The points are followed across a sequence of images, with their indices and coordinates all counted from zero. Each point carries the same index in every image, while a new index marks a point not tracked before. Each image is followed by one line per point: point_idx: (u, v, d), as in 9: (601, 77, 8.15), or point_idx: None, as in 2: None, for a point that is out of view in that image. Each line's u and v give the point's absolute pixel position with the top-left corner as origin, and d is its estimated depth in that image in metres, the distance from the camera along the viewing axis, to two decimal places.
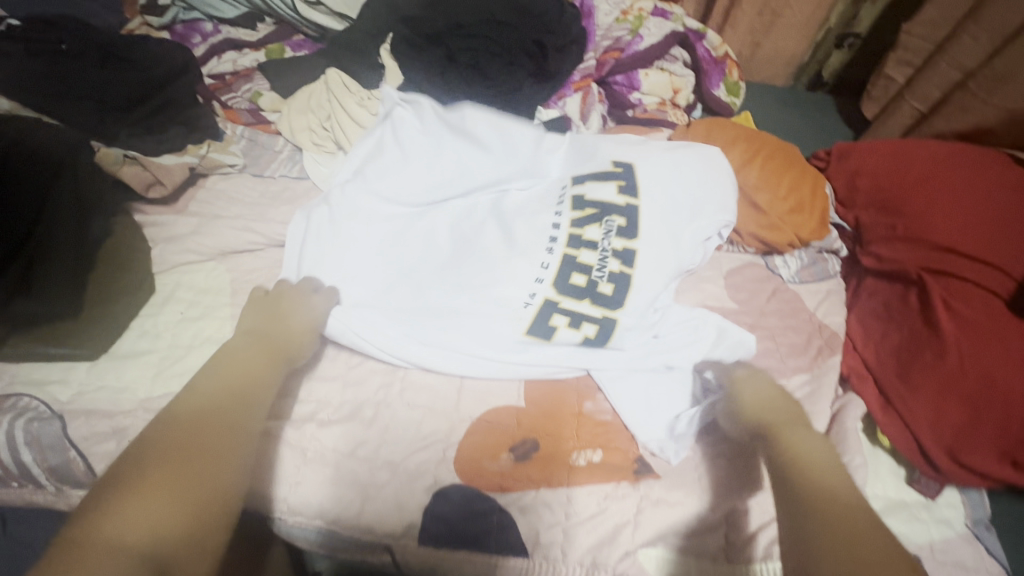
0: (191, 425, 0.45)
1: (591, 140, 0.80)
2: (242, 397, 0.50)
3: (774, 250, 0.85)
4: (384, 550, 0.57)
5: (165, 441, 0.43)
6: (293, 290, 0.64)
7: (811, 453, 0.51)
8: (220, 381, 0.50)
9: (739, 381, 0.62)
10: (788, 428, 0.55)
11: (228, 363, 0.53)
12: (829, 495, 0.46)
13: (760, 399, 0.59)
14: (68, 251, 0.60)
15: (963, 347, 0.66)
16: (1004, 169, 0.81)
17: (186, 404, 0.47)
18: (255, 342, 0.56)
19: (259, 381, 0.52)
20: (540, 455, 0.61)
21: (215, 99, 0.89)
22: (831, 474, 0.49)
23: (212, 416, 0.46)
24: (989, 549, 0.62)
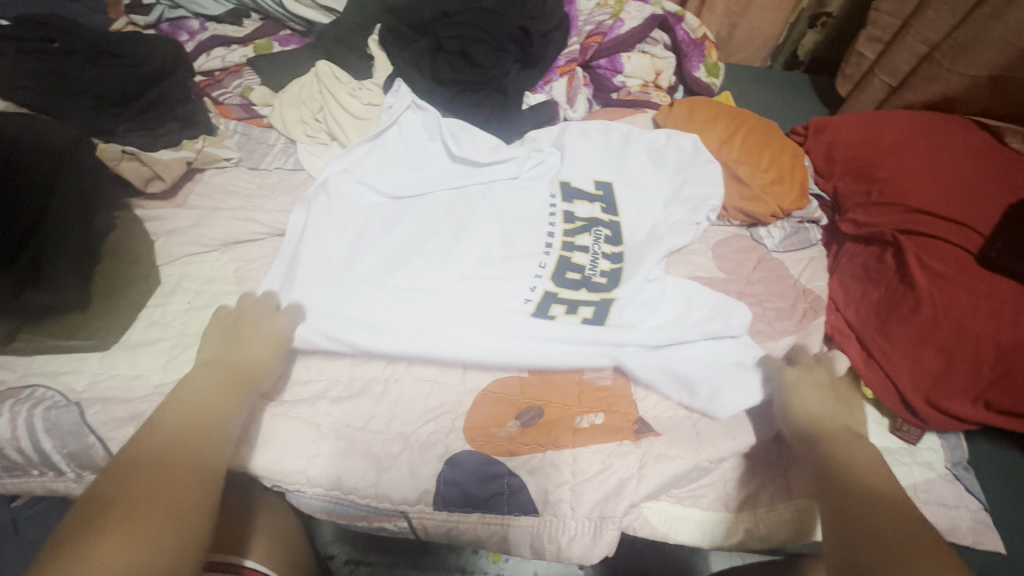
0: (150, 469, 0.46)
1: (577, 148, 0.90)
2: (203, 428, 0.52)
3: (758, 222, 0.88)
4: (400, 516, 0.59)
5: (124, 487, 0.45)
6: (248, 318, 0.64)
7: (862, 464, 0.51)
8: (180, 417, 0.52)
9: (793, 384, 0.62)
10: (838, 434, 0.55)
11: (192, 391, 0.54)
12: (874, 494, 0.47)
13: (820, 399, 0.60)
14: (77, 244, 0.63)
15: (935, 296, 0.67)
16: (967, 135, 0.86)
17: (147, 444, 0.49)
18: (212, 372, 0.57)
19: (222, 412, 0.54)
20: (544, 421, 0.64)
21: (207, 96, 0.92)
22: (886, 489, 0.48)
23: (173, 452, 0.48)
24: (969, 488, 0.64)
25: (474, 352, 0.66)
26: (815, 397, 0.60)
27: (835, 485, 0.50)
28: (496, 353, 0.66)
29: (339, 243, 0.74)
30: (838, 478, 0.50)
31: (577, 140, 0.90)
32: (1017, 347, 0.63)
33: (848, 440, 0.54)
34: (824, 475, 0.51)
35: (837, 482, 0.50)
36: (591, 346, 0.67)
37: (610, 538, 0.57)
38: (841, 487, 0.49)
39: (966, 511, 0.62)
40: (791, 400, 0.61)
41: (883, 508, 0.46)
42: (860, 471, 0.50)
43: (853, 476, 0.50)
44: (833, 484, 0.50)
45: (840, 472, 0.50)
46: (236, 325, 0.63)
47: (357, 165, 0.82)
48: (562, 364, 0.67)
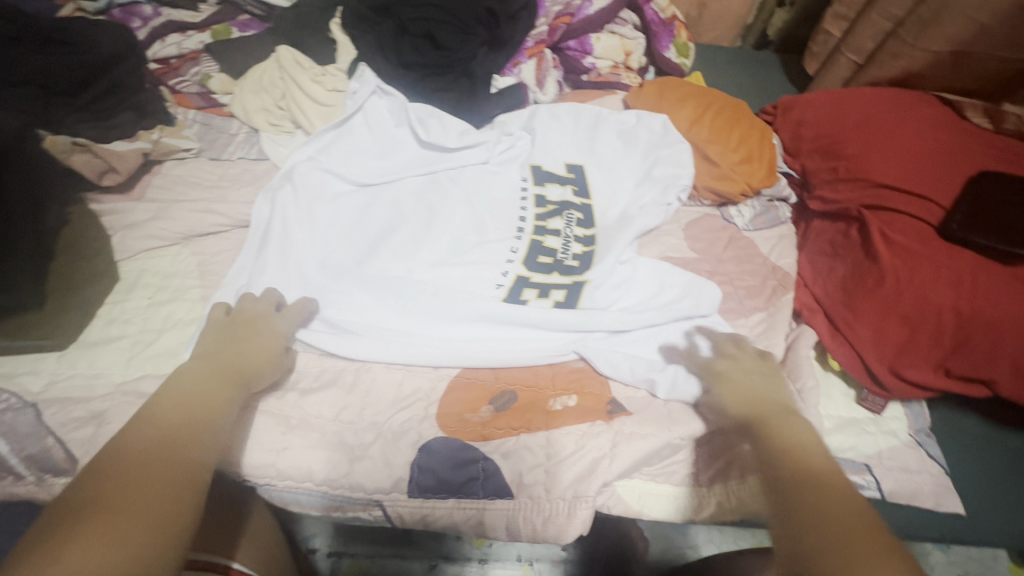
0: (137, 465, 0.43)
1: (547, 131, 0.89)
2: (193, 421, 0.48)
3: (728, 201, 0.89)
4: (375, 505, 0.58)
5: (105, 485, 0.41)
6: (245, 322, 0.61)
7: (810, 456, 0.48)
8: (169, 409, 0.48)
9: (721, 372, 0.62)
10: (776, 417, 0.54)
11: (187, 382, 0.51)
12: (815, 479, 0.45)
13: (748, 376, 0.61)
14: (26, 242, 0.60)
15: (897, 268, 0.68)
16: (930, 110, 0.87)
17: (132, 439, 0.45)
18: (207, 368, 0.54)
19: (214, 404, 0.50)
20: (518, 405, 0.63)
21: (163, 84, 0.89)
22: (839, 491, 0.44)
23: (161, 443, 0.45)
24: (930, 454, 0.67)
25: (442, 356, 0.65)
26: (745, 377, 0.61)
27: (785, 488, 0.45)
28: (467, 350, 0.66)
29: (307, 234, 0.73)
30: (787, 480, 0.46)
31: (547, 123, 0.90)
32: (975, 316, 0.64)
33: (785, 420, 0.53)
34: (774, 478, 0.47)
35: (788, 484, 0.45)
36: (564, 334, 0.68)
37: (584, 517, 0.57)
38: (792, 490, 0.45)
39: (927, 476, 0.65)
40: (718, 390, 0.60)
41: (835, 514, 0.42)
42: (812, 473, 0.46)
43: (805, 479, 0.45)
44: (782, 487, 0.46)
45: (789, 473, 0.46)
46: (234, 326, 0.60)
47: (323, 153, 0.81)
48: (530, 361, 0.67)
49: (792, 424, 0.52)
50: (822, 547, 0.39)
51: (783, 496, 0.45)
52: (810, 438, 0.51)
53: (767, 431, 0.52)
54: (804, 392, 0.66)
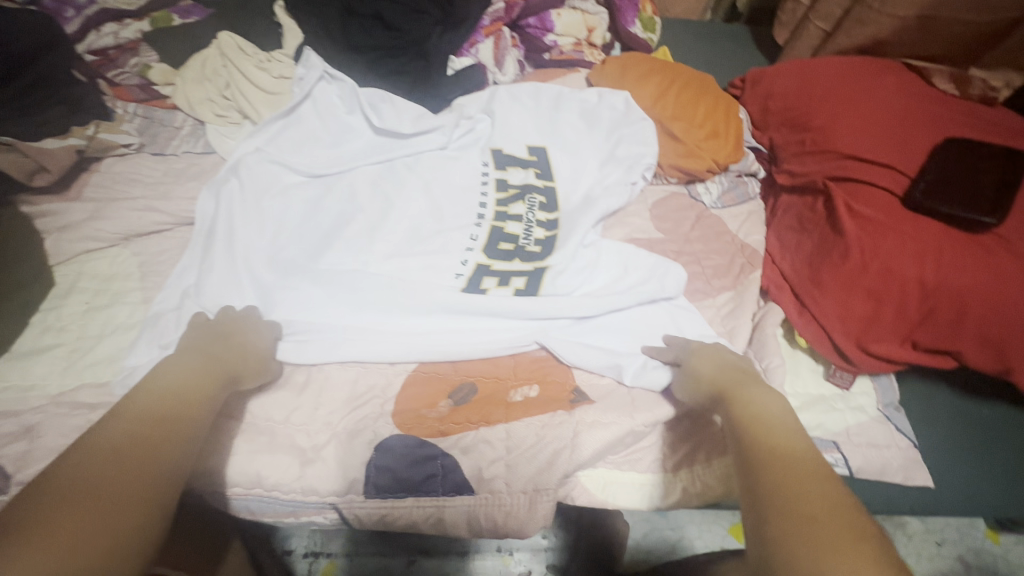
0: (109, 465, 0.41)
1: (505, 112, 0.86)
2: (169, 423, 0.46)
3: (696, 178, 0.87)
4: (330, 508, 0.56)
5: (72, 484, 0.39)
6: (232, 328, 0.59)
7: (782, 429, 0.47)
8: (143, 407, 0.46)
9: (697, 352, 0.61)
10: (750, 389, 0.54)
11: (166, 382, 0.49)
12: (784, 452, 0.44)
13: (718, 365, 0.58)
14: None
15: (863, 241, 0.67)
16: (897, 78, 0.85)
17: (105, 437, 0.43)
18: (191, 368, 0.52)
19: (191, 406, 0.49)
20: (478, 398, 0.61)
21: (100, 77, 0.83)
22: (816, 474, 0.42)
23: (134, 444, 0.43)
24: (899, 428, 0.66)
25: (396, 349, 0.63)
26: (710, 363, 0.59)
27: (756, 477, 0.43)
28: (423, 343, 0.63)
29: (255, 230, 0.69)
30: (761, 469, 0.44)
31: (508, 104, 0.86)
32: (942, 286, 0.63)
33: (760, 399, 0.52)
34: (751, 468, 0.45)
35: (762, 472, 0.43)
36: (525, 321, 0.66)
37: (545, 509, 0.56)
38: (766, 477, 0.42)
39: (895, 450, 0.64)
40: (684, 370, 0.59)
41: (808, 499, 0.39)
42: (788, 458, 0.44)
43: (781, 463, 0.43)
44: (758, 476, 0.43)
45: (766, 456, 0.44)
46: (221, 333, 0.57)
47: (271, 143, 0.77)
48: (493, 353, 0.64)
49: (766, 404, 0.51)
50: (790, 537, 0.37)
51: (755, 485, 0.43)
52: (791, 423, 0.48)
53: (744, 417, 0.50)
54: (770, 371, 0.65)
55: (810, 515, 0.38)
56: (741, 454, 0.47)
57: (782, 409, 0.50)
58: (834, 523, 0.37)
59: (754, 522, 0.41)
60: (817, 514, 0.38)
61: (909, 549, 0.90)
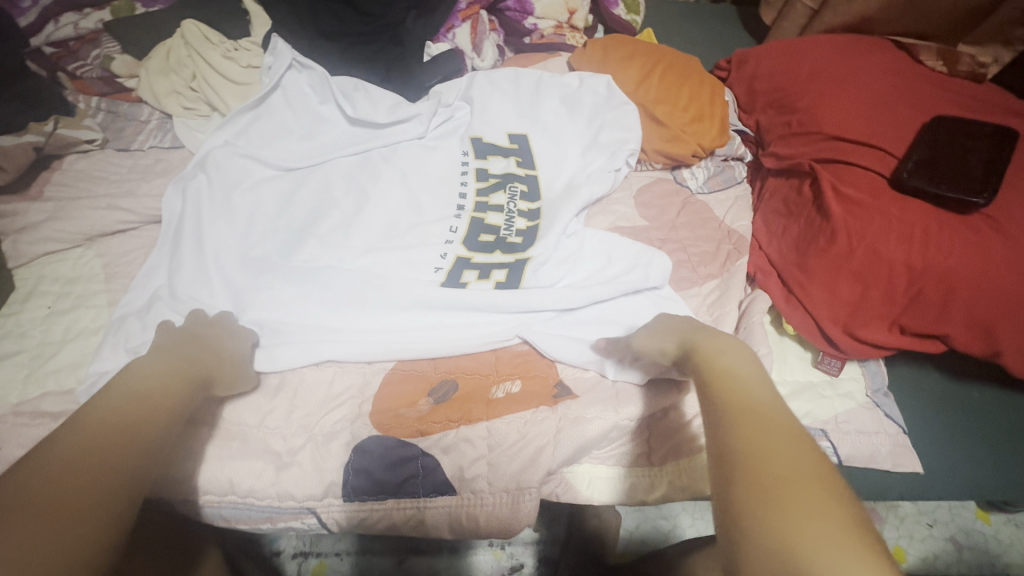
0: (67, 475, 0.39)
1: (484, 99, 0.83)
2: (135, 429, 0.44)
3: (681, 163, 0.85)
4: (308, 513, 0.55)
5: (26, 496, 0.36)
6: (212, 334, 0.56)
7: (750, 387, 0.46)
8: (106, 415, 0.44)
9: (663, 320, 0.59)
10: (711, 341, 0.53)
11: (136, 385, 0.47)
12: (752, 411, 0.43)
13: (685, 328, 0.57)
14: None
15: (850, 224, 0.65)
16: (884, 57, 0.83)
17: (62, 448, 0.40)
18: (162, 372, 0.50)
19: (158, 411, 0.46)
20: (458, 395, 0.60)
21: (60, 70, 0.80)
22: (787, 432, 0.41)
23: (99, 450, 0.41)
24: (889, 415, 0.65)
25: (373, 347, 0.61)
26: (682, 327, 0.57)
27: (726, 435, 0.42)
28: (402, 339, 0.61)
29: (224, 228, 0.66)
30: (730, 426, 0.42)
31: (486, 91, 0.84)
32: (929, 269, 0.62)
33: (728, 355, 0.51)
34: (718, 428, 0.43)
35: (731, 430, 0.42)
36: (506, 314, 0.64)
37: (529, 508, 0.55)
38: (735, 438, 0.41)
39: (884, 437, 0.63)
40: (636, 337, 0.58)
41: (778, 460, 0.38)
42: (758, 416, 0.42)
43: (753, 422, 0.42)
44: (725, 436, 0.42)
45: (735, 416, 0.43)
46: (195, 336, 0.55)
47: (240, 136, 0.74)
48: (473, 348, 0.62)
49: (737, 361, 0.49)
50: (759, 501, 0.36)
51: (724, 443, 0.41)
52: (761, 379, 0.47)
53: (719, 372, 0.49)
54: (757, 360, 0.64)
55: (781, 479, 0.36)
56: (710, 416, 0.45)
57: (751, 366, 0.49)
58: (806, 485, 0.36)
59: (719, 485, 0.39)
60: (788, 477, 0.36)
61: (901, 531, 0.90)
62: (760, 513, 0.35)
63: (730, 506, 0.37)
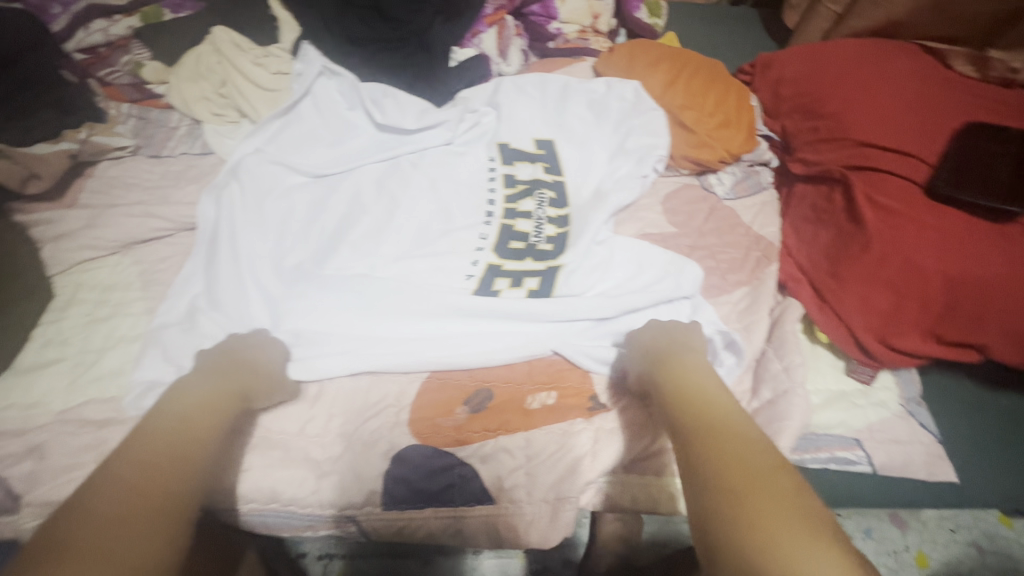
0: (122, 501, 0.39)
1: (510, 104, 0.83)
2: (182, 454, 0.44)
3: (708, 169, 0.85)
4: (349, 521, 0.55)
5: (85, 529, 0.36)
6: (244, 347, 0.57)
7: (714, 400, 0.49)
8: (152, 442, 0.44)
9: (636, 334, 0.63)
10: (682, 357, 0.57)
11: (175, 409, 0.48)
12: (717, 421, 0.46)
13: (658, 339, 0.61)
14: None
15: (883, 232, 0.65)
16: (913, 61, 0.83)
17: (112, 478, 0.40)
18: (200, 395, 0.50)
19: (201, 434, 0.47)
20: (493, 405, 0.60)
21: (91, 76, 0.81)
22: (747, 439, 0.43)
23: (151, 476, 0.41)
24: (922, 424, 0.65)
25: (407, 356, 0.61)
26: (658, 338, 0.61)
27: (692, 446, 0.44)
28: (436, 349, 0.62)
29: (258, 237, 0.66)
30: (695, 438, 0.45)
31: (513, 96, 0.84)
32: (964, 279, 0.61)
33: (694, 370, 0.55)
34: (687, 437, 0.46)
35: (694, 441, 0.44)
36: (540, 323, 0.64)
37: (567, 518, 0.55)
38: (703, 446, 0.43)
39: (918, 446, 0.63)
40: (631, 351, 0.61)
41: (738, 462, 0.41)
42: (722, 427, 0.45)
43: (717, 433, 0.44)
44: (692, 445, 0.44)
45: (700, 426, 0.46)
46: (227, 351, 0.56)
47: (270, 143, 0.74)
48: (512, 359, 0.62)
49: (702, 378, 0.53)
50: (723, 502, 0.38)
51: (691, 452, 0.44)
52: (725, 395, 0.51)
53: (692, 386, 0.52)
54: (791, 369, 0.63)
55: (742, 480, 0.39)
56: (678, 426, 0.48)
57: (717, 382, 0.53)
58: (765, 485, 0.38)
59: (687, 491, 0.41)
60: (748, 476, 0.39)
61: (924, 536, 0.90)
62: (723, 512, 0.37)
63: (698, 510, 0.39)
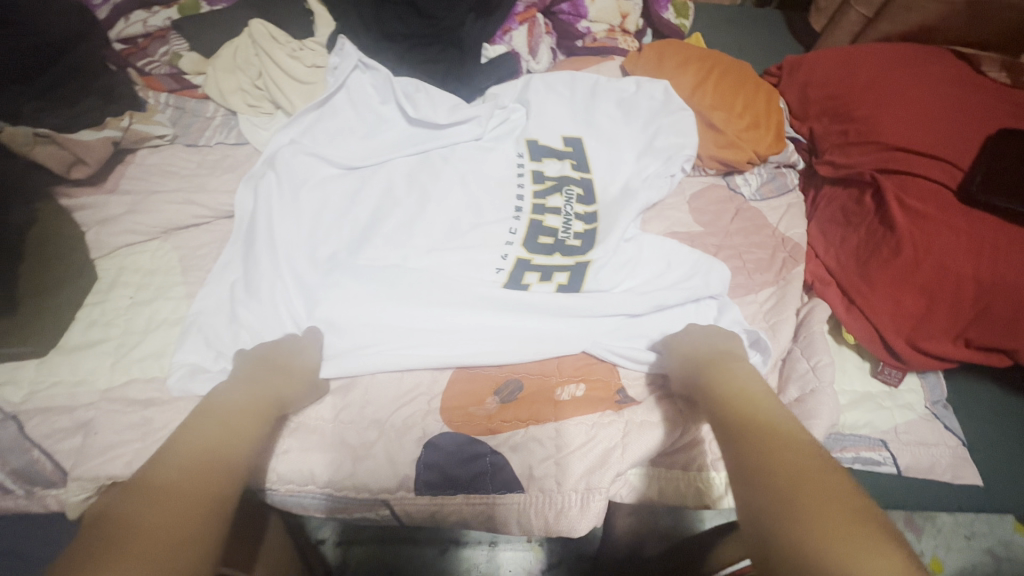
0: (168, 502, 0.39)
1: (540, 101, 0.84)
2: (224, 458, 0.44)
3: (734, 170, 0.85)
4: (382, 505, 0.57)
5: (140, 516, 0.37)
6: (288, 349, 0.58)
7: (759, 403, 0.50)
8: (197, 445, 0.44)
9: (674, 338, 0.63)
10: (727, 362, 0.57)
11: (216, 411, 0.49)
12: (764, 421, 0.47)
13: (699, 347, 0.61)
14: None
15: (916, 236, 0.65)
16: (944, 66, 0.83)
17: (160, 472, 0.41)
18: (242, 398, 0.51)
19: (240, 440, 0.47)
20: (524, 395, 0.61)
21: (130, 66, 0.83)
22: (794, 439, 0.44)
23: (197, 472, 0.42)
24: (948, 426, 0.65)
25: (437, 349, 0.62)
26: (699, 345, 0.61)
27: (740, 446, 0.45)
28: (465, 344, 0.63)
29: (293, 226, 0.67)
30: (742, 442, 0.45)
31: (542, 94, 0.84)
32: (997, 284, 0.62)
33: (741, 377, 0.55)
34: (734, 437, 0.46)
35: (742, 440, 0.45)
36: (570, 319, 0.65)
37: (597, 508, 0.56)
38: (751, 444, 0.44)
39: (944, 449, 0.64)
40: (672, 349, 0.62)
41: (787, 459, 0.41)
42: (767, 430, 0.45)
43: (764, 437, 0.44)
44: (740, 445, 0.45)
45: (747, 427, 0.46)
46: (266, 358, 0.56)
47: (305, 135, 0.75)
48: (549, 355, 0.63)
49: (748, 382, 0.54)
50: (776, 504, 0.38)
51: (740, 450, 0.44)
52: (769, 399, 0.50)
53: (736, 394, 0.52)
54: (819, 368, 0.64)
55: (795, 482, 0.39)
56: (724, 427, 0.48)
57: (762, 386, 0.53)
58: (818, 486, 0.38)
59: (738, 485, 0.42)
60: (798, 472, 0.39)
61: (938, 541, 0.89)
62: (773, 510, 0.37)
63: (749, 509, 0.39)
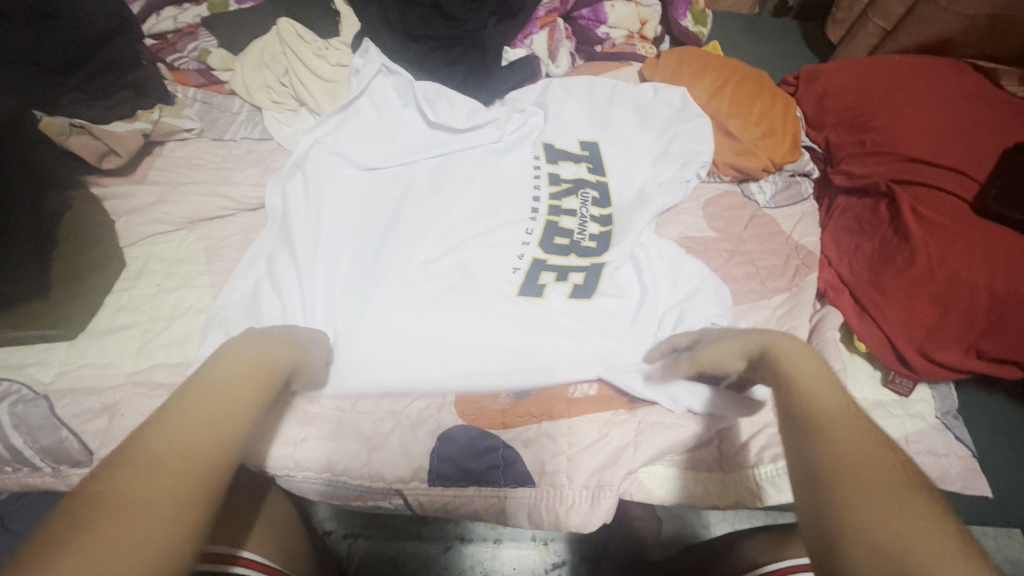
0: (169, 465, 0.34)
1: (557, 104, 0.85)
2: (234, 414, 0.40)
3: (750, 177, 0.86)
4: (395, 494, 0.58)
5: (145, 469, 0.33)
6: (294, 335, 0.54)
7: (815, 392, 0.41)
8: (213, 396, 0.40)
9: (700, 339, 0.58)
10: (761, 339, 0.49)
11: (232, 363, 0.44)
12: (828, 415, 0.38)
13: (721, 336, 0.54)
14: (29, 245, 0.57)
15: (930, 248, 0.66)
16: (961, 79, 0.83)
17: (169, 424, 0.37)
18: (256, 356, 0.46)
19: (240, 414, 0.40)
20: (537, 393, 0.63)
21: (160, 61, 0.85)
22: (862, 441, 0.36)
23: (209, 424, 0.38)
24: (958, 437, 0.65)
25: (456, 352, 0.62)
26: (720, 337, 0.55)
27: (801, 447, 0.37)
28: (482, 351, 0.62)
29: (318, 225, 0.68)
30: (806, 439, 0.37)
31: (561, 98, 0.86)
32: (1011, 296, 0.62)
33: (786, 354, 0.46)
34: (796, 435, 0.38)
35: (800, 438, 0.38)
36: (587, 330, 0.66)
37: (607, 505, 0.57)
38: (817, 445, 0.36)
39: (955, 459, 0.64)
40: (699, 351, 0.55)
41: (862, 466, 0.34)
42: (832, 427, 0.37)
43: (827, 435, 0.37)
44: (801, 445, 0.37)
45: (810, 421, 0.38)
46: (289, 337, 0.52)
47: (329, 136, 0.77)
48: (569, 372, 0.63)
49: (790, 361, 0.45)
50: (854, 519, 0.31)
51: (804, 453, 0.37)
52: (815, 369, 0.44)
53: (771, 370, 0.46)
54: None
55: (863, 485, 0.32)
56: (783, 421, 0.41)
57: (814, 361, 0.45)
58: (885, 481, 0.32)
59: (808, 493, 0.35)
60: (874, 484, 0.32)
61: None
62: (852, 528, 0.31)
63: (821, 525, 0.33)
